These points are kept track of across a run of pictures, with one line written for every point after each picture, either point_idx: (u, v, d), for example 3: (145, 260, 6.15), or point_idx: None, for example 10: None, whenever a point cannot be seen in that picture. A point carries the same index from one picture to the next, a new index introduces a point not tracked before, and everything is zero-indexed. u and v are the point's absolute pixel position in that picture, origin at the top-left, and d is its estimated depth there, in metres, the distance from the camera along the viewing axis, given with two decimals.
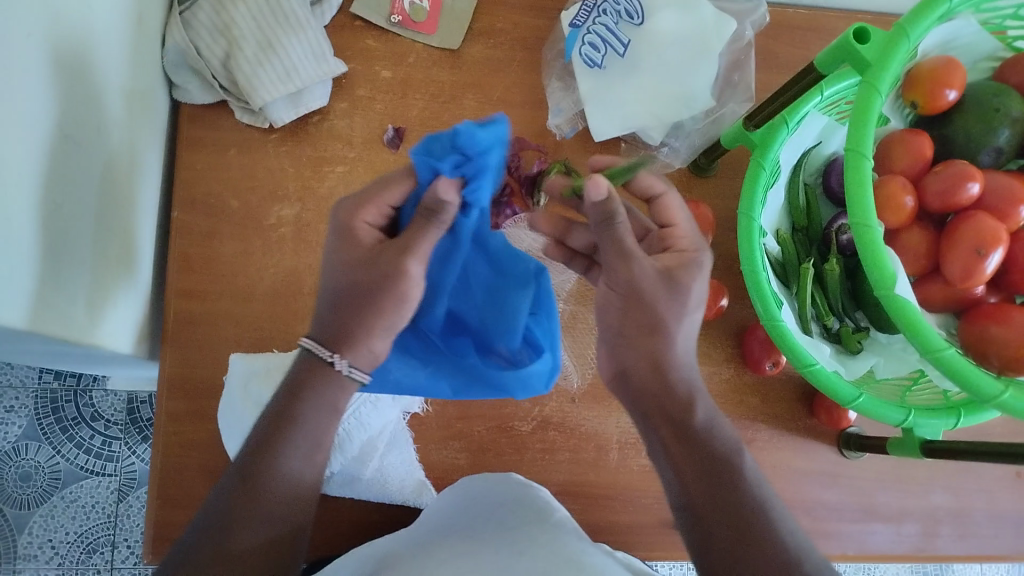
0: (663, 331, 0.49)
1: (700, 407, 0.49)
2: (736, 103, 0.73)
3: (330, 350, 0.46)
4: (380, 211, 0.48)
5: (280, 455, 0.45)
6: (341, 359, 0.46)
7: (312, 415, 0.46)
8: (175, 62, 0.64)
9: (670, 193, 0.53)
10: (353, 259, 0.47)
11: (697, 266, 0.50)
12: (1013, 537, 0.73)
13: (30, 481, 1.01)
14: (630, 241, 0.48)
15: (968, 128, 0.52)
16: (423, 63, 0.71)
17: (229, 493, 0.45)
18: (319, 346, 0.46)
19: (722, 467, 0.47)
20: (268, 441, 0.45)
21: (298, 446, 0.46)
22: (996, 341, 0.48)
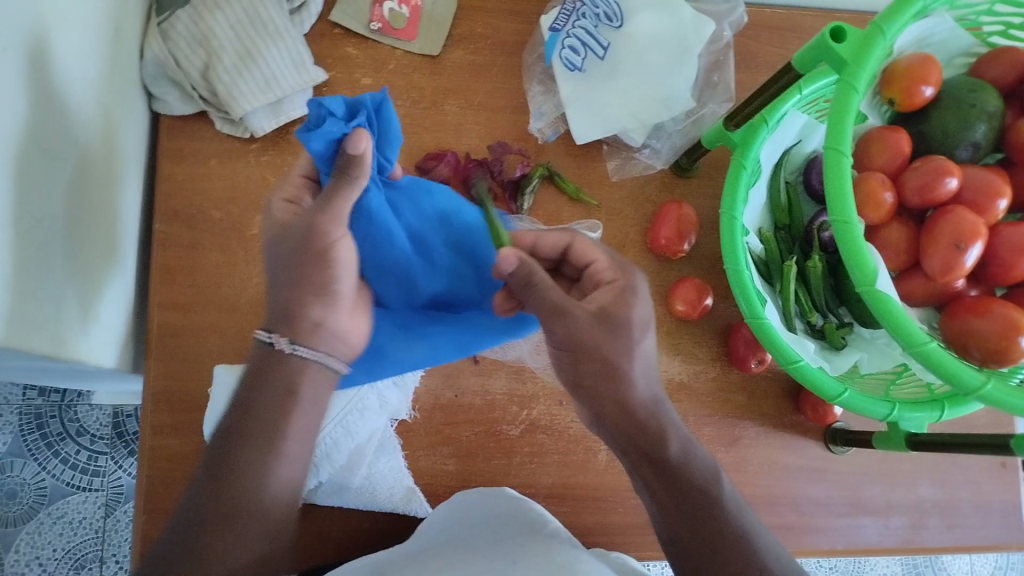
0: (619, 373, 0.48)
1: (674, 438, 0.49)
2: (716, 103, 0.73)
3: (268, 333, 0.48)
4: (297, 188, 0.50)
5: (244, 453, 0.46)
6: (282, 339, 0.47)
7: (267, 404, 0.47)
8: (153, 74, 0.63)
9: (578, 236, 0.54)
10: (288, 248, 0.47)
11: (631, 293, 0.50)
12: (997, 526, 0.74)
13: (16, 499, 0.99)
14: (556, 295, 0.49)
15: (946, 124, 0.52)
16: (403, 70, 0.70)
17: (203, 494, 0.45)
18: (262, 333, 0.48)
19: (698, 489, 0.48)
20: (233, 435, 0.46)
21: (256, 445, 0.46)
22: (978, 334, 0.49)
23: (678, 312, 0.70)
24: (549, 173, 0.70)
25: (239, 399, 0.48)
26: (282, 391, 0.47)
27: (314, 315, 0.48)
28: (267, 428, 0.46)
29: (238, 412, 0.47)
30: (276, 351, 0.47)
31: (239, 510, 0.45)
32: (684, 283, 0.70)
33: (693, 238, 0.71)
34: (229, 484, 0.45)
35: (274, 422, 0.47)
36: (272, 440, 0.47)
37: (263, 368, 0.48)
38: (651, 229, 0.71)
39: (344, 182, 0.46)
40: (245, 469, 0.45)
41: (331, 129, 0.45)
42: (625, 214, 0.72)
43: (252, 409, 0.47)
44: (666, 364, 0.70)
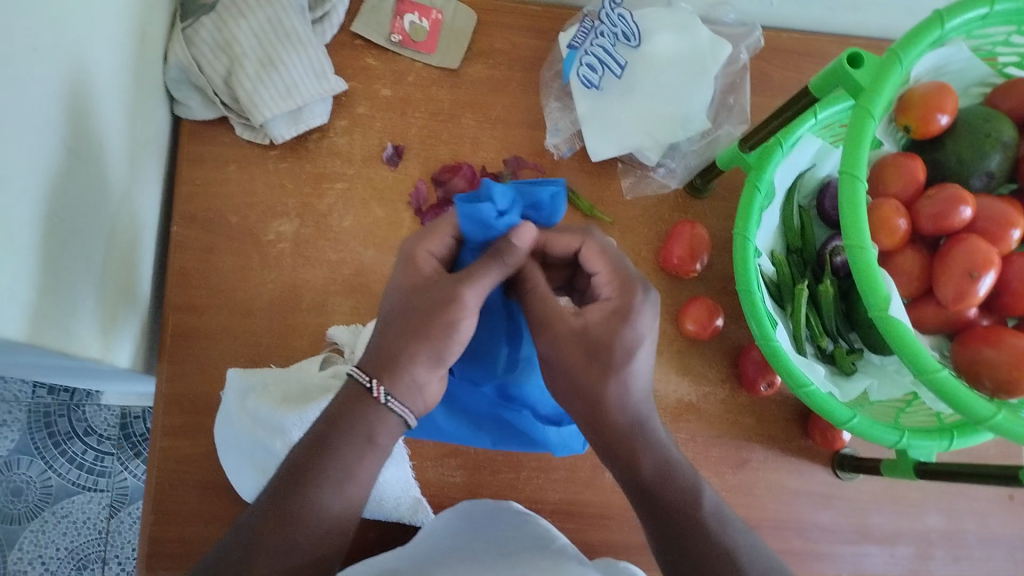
0: (598, 401, 0.47)
1: (647, 459, 0.48)
2: (731, 125, 0.73)
3: (366, 373, 0.46)
4: (440, 241, 0.50)
5: (314, 487, 0.44)
6: (379, 386, 0.45)
7: (347, 446, 0.45)
8: (176, 79, 0.64)
9: (588, 242, 0.51)
10: (410, 285, 0.47)
11: (624, 317, 0.48)
12: (1006, 558, 0.73)
13: (21, 496, 1.00)
14: (549, 305, 0.50)
15: (960, 152, 0.52)
16: (423, 83, 0.71)
17: (260, 516, 0.43)
18: (359, 372, 0.46)
19: (679, 510, 0.47)
20: (304, 468, 0.44)
21: (330, 477, 0.44)
22: (990, 363, 0.48)
23: (688, 332, 0.70)
24: None
25: (315, 432, 0.46)
26: (365, 439, 0.45)
27: (413, 374, 0.46)
28: (343, 466, 0.45)
29: (312, 448, 0.45)
30: (371, 398, 0.45)
31: (297, 540, 0.43)
32: (696, 302, 0.70)
33: (706, 258, 0.71)
34: (292, 512, 0.43)
35: (352, 467, 0.45)
36: (348, 475, 0.45)
37: (348, 407, 0.46)
38: (664, 249, 0.71)
39: (492, 261, 0.47)
40: (312, 498, 0.43)
41: (485, 213, 0.47)
42: (639, 233, 0.72)
43: (335, 443, 0.45)
44: (675, 384, 0.70)
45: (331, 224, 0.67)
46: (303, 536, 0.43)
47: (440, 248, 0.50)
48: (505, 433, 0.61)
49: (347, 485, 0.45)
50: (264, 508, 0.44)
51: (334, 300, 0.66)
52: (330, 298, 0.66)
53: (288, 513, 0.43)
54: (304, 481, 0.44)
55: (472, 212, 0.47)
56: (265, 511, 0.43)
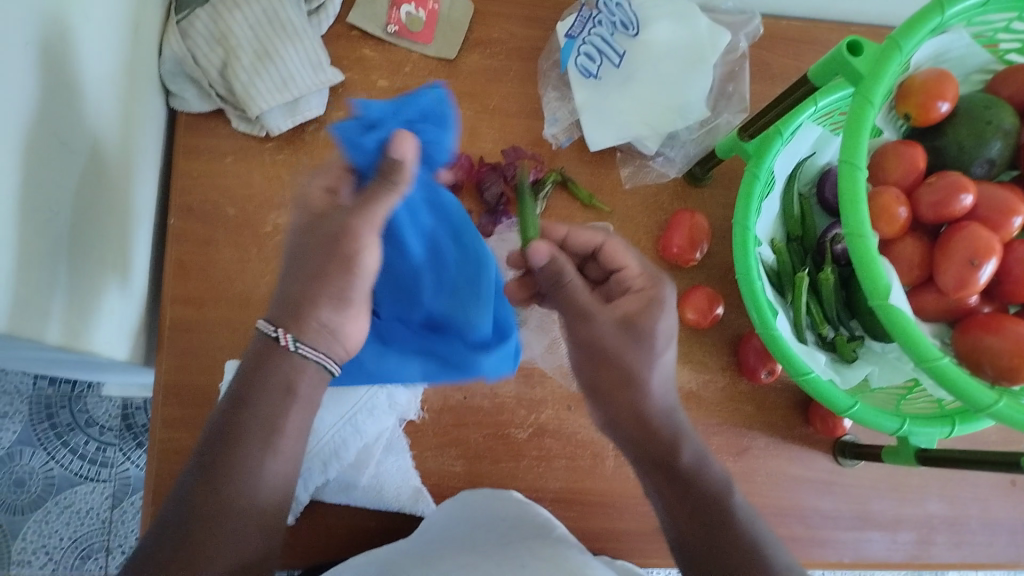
0: (639, 382, 0.50)
1: (687, 448, 0.49)
2: (731, 113, 0.73)
3: (271, 324, 0.45)
4: (337, 178, 0.47)
5: (241, 448, 0.43)
6: (285, 334, 0.44)
7: (264, 400, 0.44)
8: (172, 71, 0.64)
9: (612, 239, 0.54)
10: (308, 224, 0.46)
11: (659, 304, 0.51)
12: (1007, 544, 0.74)
13: (24, 487, 1.01)
14: (581, 299, 0.52)
15: (961, 140, 0.52)
16: (420, 72, 0.71)
17: (190, 493, 0.42)
18: (263, 324, 0.45)
19: (714, 500, 0.48)
20: (231, 428, 0.43)
21: (254, 439, 0.43)
22: (991, 350, 0.48)
23: (688, 320, 0.70)
24: (562, 178, 0.70)
25: (234, 391, 0.44)
26: (282, 389, 0.44)
27: (320, 318, 0.45)
28: (264, 422, 0.44)
29: (234, 405, 0.44)
30: (280, 347, 0.44)
31: (236, 506, 0.42)
32: (696, 290, 0.70)
33: (706, 246, 0.70)
34: (221, 484, 0.42)
35: (273, 420, 0.44)
36: (272, 428, 0.44)
37: (259, 362, 0.44)
38: (664, 237, 0.70)
39: (385, 186, 0.46)
40: (239, 466, 0.42)
41: (366, 141, 0.47)
42: (638, 221, 0.71)
43: (252, 404, 0.44)
44: (675, 372, 0.70)
45: None
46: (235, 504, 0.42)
47: (342, 185, 0.47)
48: (437, 365, 0.61)
49: (274, 441, 0.44)
50: (196, 476, 0.42)
51: None
52: None
53: (217, 482, 0.42)
54: (226, 451, 0.42)
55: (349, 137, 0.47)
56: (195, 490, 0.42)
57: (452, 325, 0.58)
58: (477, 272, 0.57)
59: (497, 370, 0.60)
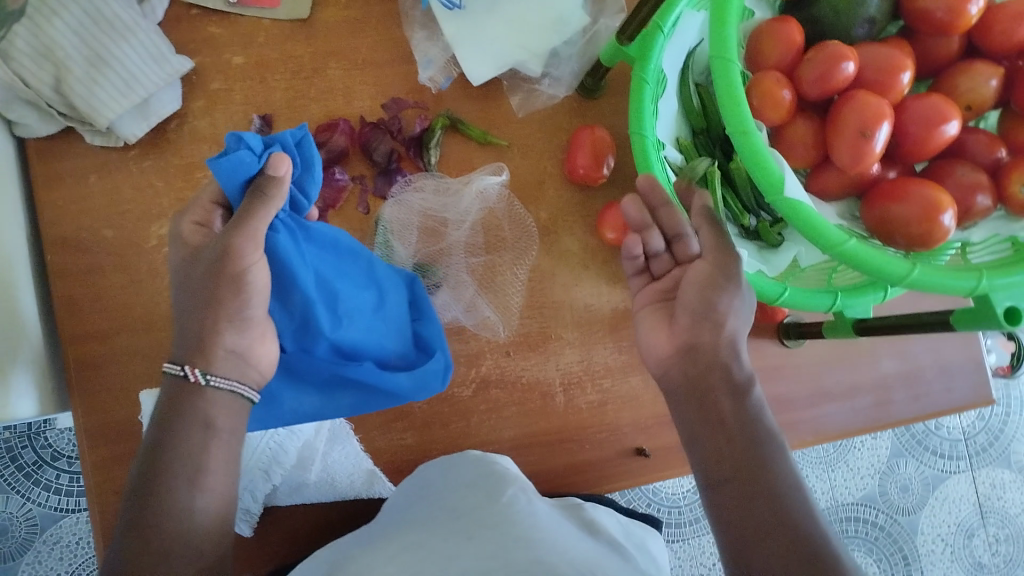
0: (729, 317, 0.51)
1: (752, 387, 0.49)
2: (609, 16, 0.69)
3: (178, 363, 0.46)
4: (207, 210, 0.48)
5: (166, 487, 0.43)
6: (193, 370, 0.45)
7: (186, 437, 0.44)
8: (6, 100, 0.58)
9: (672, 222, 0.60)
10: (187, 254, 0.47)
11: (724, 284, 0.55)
12: (960, 386, 0.75)
13: (7, 534, 0.95)
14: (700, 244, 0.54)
15: (835, 3, 0.49)
16: (276, 40, 0.66)
17: (122, 544, 0.42)
18: (172, 364, 0.46)
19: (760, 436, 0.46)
20: (156, 467, 0.43)
21: (178, 480, 0.43)
22: (899, 220, 0.47)
23: (610, 241, 0.67)
24: (450, 121, 0.66)
25: (155, 432, 0.45)
26: (201, 425, 0.45)
27: (226, 343, 0.46)
28: (188, 458, 0.44)
29: (156, 444, 0.44)
30: (190, 384, 0.45)
31: (169, 549, 0.42)
32: (611, 209, 0.67)
33: (613, 158, 0.68)
34: (148, 533, 0.42)
35: (196, 460, 0.44)
36: (197, 467, 0.44)
37: (174, 403, 0.45)
38: (568, 159, 0.68)
39: (258, 199, 0.45)
40: (167, 507, 0.42)
41: (245, 160, 0.45)
42: (539, 148, 0.69)
43: (173, 446, 0.44)
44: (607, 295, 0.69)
45: None
46: (166, 546, 0.42)
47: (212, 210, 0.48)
48: (359, 398, 0.60)
49: (200, 480, 0.44)
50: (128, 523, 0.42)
51: None
52: None
53: (145, 533, 0.42)
54: (146, 502, 0.42)
55: (226, 169, 0.45)
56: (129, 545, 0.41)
57: (362, 351, 0.59)
58: (383, 302, 0.61)
59: (423, 389, 0.60)
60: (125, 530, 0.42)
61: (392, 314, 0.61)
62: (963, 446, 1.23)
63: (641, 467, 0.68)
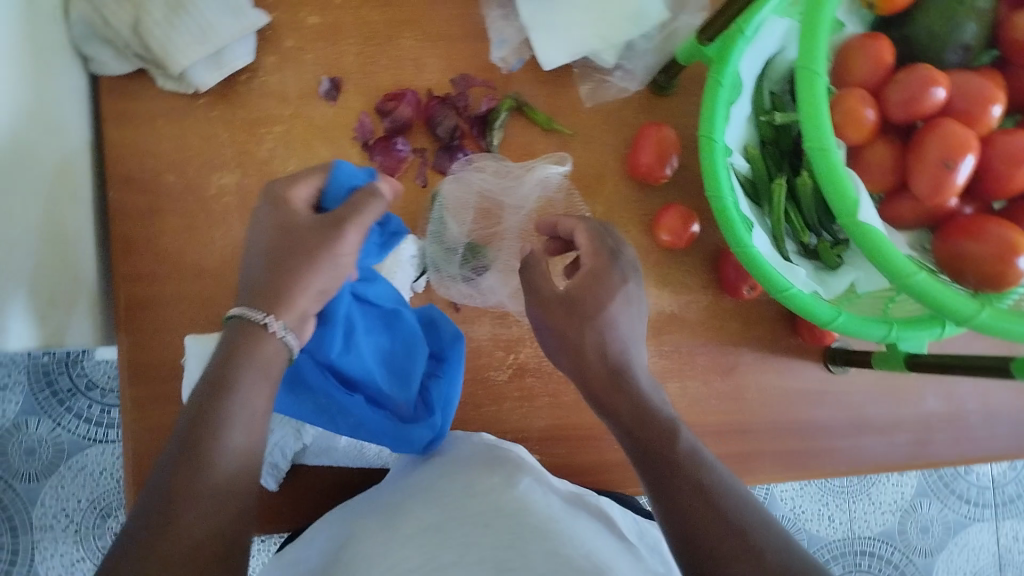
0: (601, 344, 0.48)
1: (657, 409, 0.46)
2: (690, 14, 0.67)
3: (262, 311, 0.45)
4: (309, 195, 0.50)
5: (219, 429, 0.41)
6: (275, 321, 0.45)
7: (246, 381, 0.43)
8: (84, 35, 0.60)
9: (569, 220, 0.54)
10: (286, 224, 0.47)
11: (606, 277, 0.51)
12: (1005, 435, 0.73)
13: (35, 455, 0.98)
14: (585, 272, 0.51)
15: (930, 25, 0.47)
16: (352, 4, 0.66)
17: (172, 468, 0.39)
18: (252, 309, 0.45)
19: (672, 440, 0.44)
20: (210, 406, 0.41)
21: (234, 419, 0.41)
22: (972, 257, 0.45)
23: (663, 243, 0.66)
24: (517, 104, 0.66)
25: (215, 371, 0.43)
26: (263, 373, 0.44)
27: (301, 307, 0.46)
28: (243, 401, 0.42)
29: (213, 385, 0.42)
30: (267, 333, 0.45)
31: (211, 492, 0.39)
32: (669, 209, 0.66)
33: (677, 159, 0.66)
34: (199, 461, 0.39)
35: (253, 405, 0.43)
36: (250, 412, 0.42)
37: (237, 343, 0.44)
38: (631, 155, 0.66)
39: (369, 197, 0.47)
40: (218, 447, 0.40)
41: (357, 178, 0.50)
42: (603, 140, 0.68)
43: (230, 382, 0.42)
44: (655, 298, 0.67)
45: (274, 171, 0.64)
46: (216, 482, 0.39)
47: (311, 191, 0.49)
48: (348, 425, 0.57)
49: (254, 425, 0.43)
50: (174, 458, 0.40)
51: None
52: None
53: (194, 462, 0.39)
54: (199, 430, 0.40)
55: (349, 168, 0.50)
56: (173, 470, 0.39)
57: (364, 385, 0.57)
58: (400, 352, 0.58)
59: (405, 444, 0.57)
60: (174, 458, 0.40)
61: (403, 362, 0.58)
62: (991, 494, 1.19)
63: None
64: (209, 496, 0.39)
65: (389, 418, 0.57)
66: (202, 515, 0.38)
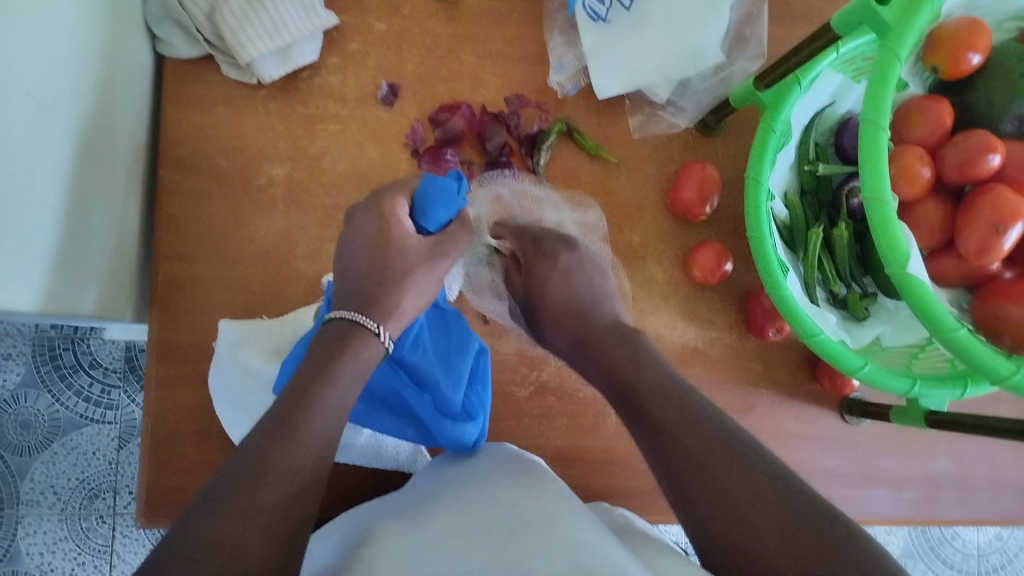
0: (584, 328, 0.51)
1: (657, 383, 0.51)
2: (747, 59, 0.69)
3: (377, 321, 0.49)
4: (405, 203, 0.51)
5: (315, 410, 0.43)
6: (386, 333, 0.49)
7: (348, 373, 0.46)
8: (158, 15, 0.61)
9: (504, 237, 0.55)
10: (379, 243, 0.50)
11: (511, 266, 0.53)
12: (1010, 502, 0.74)
13: (30, 429, 0.96)
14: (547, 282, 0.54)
15: (992, 94, 0.49)
16: (419, 14, 0.67)
17: (267, 433, 0.41)
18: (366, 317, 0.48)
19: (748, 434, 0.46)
20: (307, 386, 0.44)
21: (330, 405, 0.44)
22: (1010, 320, 0.46)
23: (696, 278, 0.67)
24: (567, 128, 0.67)
25: (318, 353, 0.46)
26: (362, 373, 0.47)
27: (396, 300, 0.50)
28: (339, 393, 0.45)
29: (310, 368, 0.45)
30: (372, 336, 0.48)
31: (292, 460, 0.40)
32: (703, 246, 0.67)
33: (717, 199, 0.68)
34: (295, 433, 0.42)
35: (346, 400, 0.46)
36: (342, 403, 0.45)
37: (345, 335, 0.47)
38: (673, 189, 0.68)
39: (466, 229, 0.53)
40: (307, 423, 0.42)
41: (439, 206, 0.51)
42: (647, 171, 0.69)
43: (333, 369, 0.45)
44: (681, 330, 0.68)
45: (325, 167, 0.65)
46: (307, 455, 0.41)
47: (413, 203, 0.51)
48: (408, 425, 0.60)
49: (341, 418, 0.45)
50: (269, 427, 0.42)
51: (330, 247, 0.64)
52: (326, 245, 0.64)
53: (290, 433, 0.41)
54: (302, 403, 0.43)
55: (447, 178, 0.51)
56: (272, 434, 0.41)
57: (421, 386, 0.58)
58: (455, 353, 0.60)
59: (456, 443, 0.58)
60: (272, 421, 0.42)
61: (456, 363, 0.59)
62: (974, 562, 1.20)
63: None
64: (297, 465, 0.40)
65: (442, 417, 0.58)
66: (287, 479, 0.40)
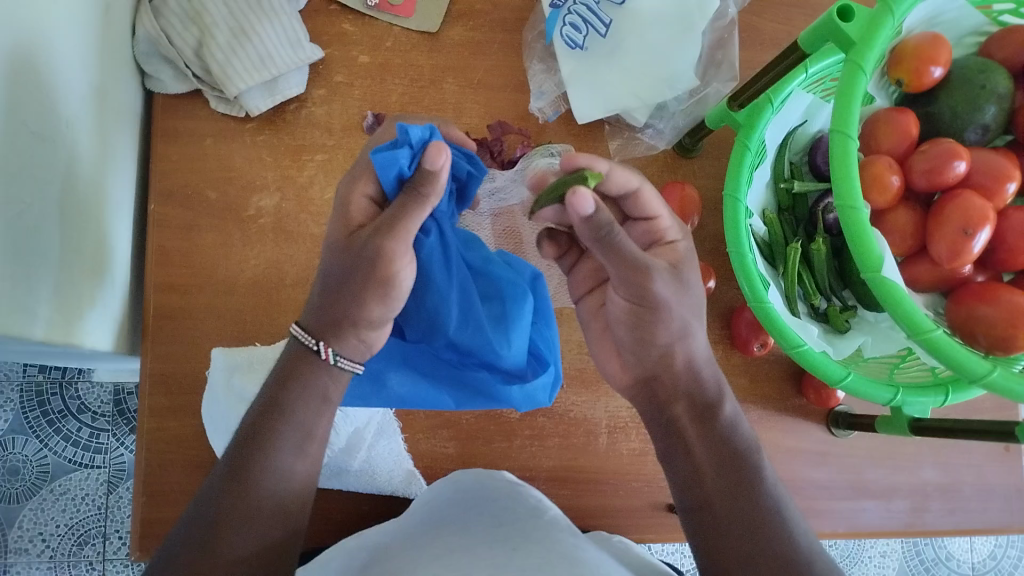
0: (691, 336, 0.50)
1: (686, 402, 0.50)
2: (720, 82, 0.71)
3: (310, 334, 0.46)
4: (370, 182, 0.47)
5: (270, 451, 0.44)
6: (325, 347, 0.46)
7: (299, 407, 0.46)
8: (147, 52, 0.63)
9: (645, 184, 0.51)
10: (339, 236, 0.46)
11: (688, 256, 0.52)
12: (999, 509, 0.75)
13: (18, 476, 0.95)
14: (630, 249, 0.46)
15: (954, 105, 0.52)
16: (402, 47, 0.69)
17: (220, 490, 0.43)
18: (303, 333, 0.46)
19: (739, 458, 0.48)
20: (258, 432, 0.45)
21: (287, 439, 0.45)
22: (983, 320, 0.48)
23: None
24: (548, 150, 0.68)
25: (266, 395, 0.46)
26: (320, 399, 0.46)
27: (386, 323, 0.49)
28: (296, 426, 0.45)
29: (264, 410, 0.45)
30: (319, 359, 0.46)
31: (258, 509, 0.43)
32: None
33: (696, 219, 0.69)
34: (244, 483, 0.43)
35: (306, 425, 0.46)
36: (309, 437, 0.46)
37: (292, 368, 0.46)
38: None
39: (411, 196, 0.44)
40: (266, 469, 0.44)
41: (402, 160, 0.45)
42: None
43: (288, 407, 0.45)
44: None
45: (313, 197, 0.66)
46: (264, 508, 0.44)
47: (374, 187, 0.47)
48: (468, 397, 0.56)
49: (305, 447, 0.46)
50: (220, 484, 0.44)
51: None
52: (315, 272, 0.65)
53: (242, 481, 0.44)
54: (252, 453, 0.44)
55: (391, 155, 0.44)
56: (224, 488, 0.43)
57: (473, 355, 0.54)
58: (510, 310, 0.54)
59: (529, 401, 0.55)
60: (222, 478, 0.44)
61: (511, 318, 0.54)
62: None
63: (668, 524, 0.67)
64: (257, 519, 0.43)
65: (507, 381, 0.55)
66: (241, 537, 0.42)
